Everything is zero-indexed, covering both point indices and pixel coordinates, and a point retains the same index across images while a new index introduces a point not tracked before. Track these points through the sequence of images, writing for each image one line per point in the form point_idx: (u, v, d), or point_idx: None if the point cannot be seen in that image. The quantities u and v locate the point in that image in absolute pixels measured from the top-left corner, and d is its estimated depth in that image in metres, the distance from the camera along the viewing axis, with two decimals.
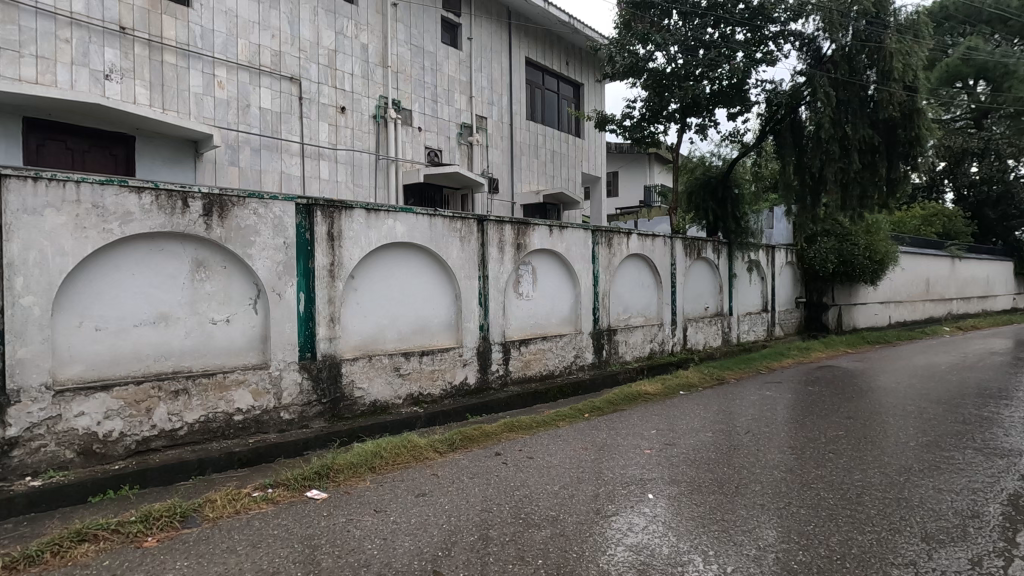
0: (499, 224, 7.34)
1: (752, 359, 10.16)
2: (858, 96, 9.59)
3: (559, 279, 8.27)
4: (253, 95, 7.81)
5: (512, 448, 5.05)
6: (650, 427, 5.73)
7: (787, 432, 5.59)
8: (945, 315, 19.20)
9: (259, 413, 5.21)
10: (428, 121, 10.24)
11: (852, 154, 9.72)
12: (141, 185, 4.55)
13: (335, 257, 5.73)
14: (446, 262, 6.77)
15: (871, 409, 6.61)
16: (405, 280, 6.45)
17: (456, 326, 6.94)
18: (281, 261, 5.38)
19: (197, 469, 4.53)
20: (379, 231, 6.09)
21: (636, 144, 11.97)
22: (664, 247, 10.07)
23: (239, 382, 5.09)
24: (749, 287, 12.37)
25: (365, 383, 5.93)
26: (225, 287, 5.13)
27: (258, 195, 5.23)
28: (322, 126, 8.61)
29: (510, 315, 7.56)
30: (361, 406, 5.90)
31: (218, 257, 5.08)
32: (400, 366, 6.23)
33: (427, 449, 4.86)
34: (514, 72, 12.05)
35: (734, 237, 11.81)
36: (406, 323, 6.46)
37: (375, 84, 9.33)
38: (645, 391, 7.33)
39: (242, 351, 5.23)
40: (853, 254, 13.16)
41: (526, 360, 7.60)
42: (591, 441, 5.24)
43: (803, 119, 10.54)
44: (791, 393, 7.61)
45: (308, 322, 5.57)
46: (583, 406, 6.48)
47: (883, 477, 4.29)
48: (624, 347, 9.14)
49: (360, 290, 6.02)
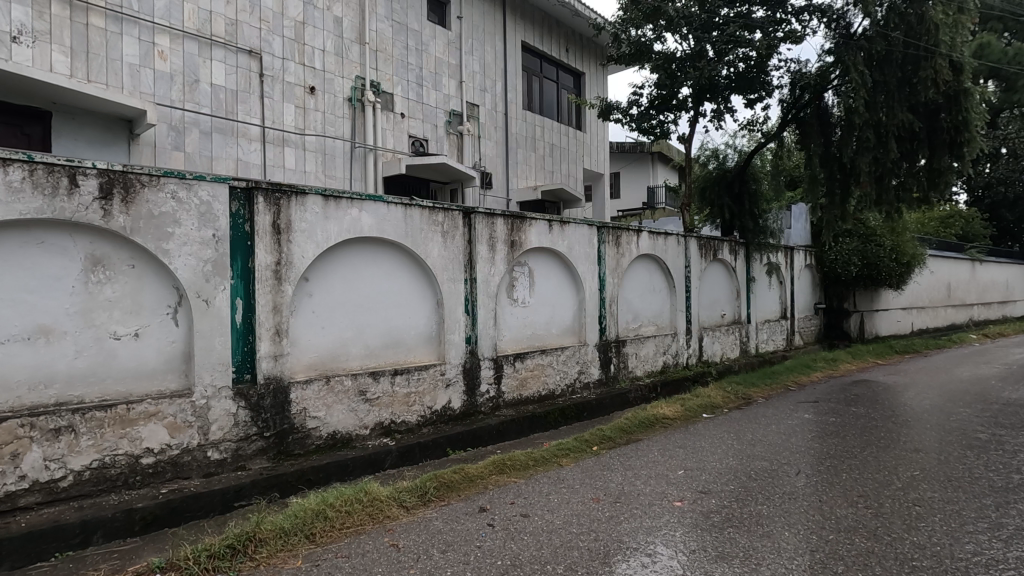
0: (489, 218, 6.21)
1: (777, 372, 9.06)
2: (895, 75, 8.46)
3: (558, 282, 7.15)
4: (203, 69, 6.71)
5: (502, 499, 3.91)
6: (675, 465, 4.59)
7: (848, 472, 4.44)
8: (968, 322, 18.09)
9: (177, 455, 4.06)
10: (413, 106, 9.13)
11: (888, 142, 8.62)
12: (6, 155, 3.41)
13: (282, 255, 4.61)
14: (425, 262, 5.63)
15: (938, 439, 5.43)
16: (374, 283, 5.32)
17: (437, 337, 5.80)
18: (209, 259, 4.25)
19: (78, 537, 3.41)
20: (340, 223, 4.97)
21: (645, 134, 10.85)
22: (677, 247, 8.97)
23: (149, 415, 3.94)
24: (768, 291, 11.28)
25: (321, 410, 4.80)
26: (133, 293, 3.98)
27: (177, 173, 4.09)
28: (288, 108, 7.51)
29: (503, 324, 6.44)
30: (317, 440, 4.77)
31: (124, 254, 3.94)
32: (367, 389, 5.10)
33: (389, 504, 3.72)
34: (510, 56, 10.98)
35: (751, 236, 10.72)
36: (375, 336, 5.33)
37: (350, 63, 8.23)
38: (662, 415, 6.20)
39: (156, 374, 4.07)
40: (878, 256, 12.08)
41: (522, 378, 6.47)
42: (606, 488, 4.10)
43: (831, 104, 9.48)
44: (833, 416, 6.43)
45: (246, 336, 4.46)
46: (591, 436, 5.34)
47: (1006, 548, 3.15)
48: (635, 360, 8.02)
49: (317, 296, 4.90)
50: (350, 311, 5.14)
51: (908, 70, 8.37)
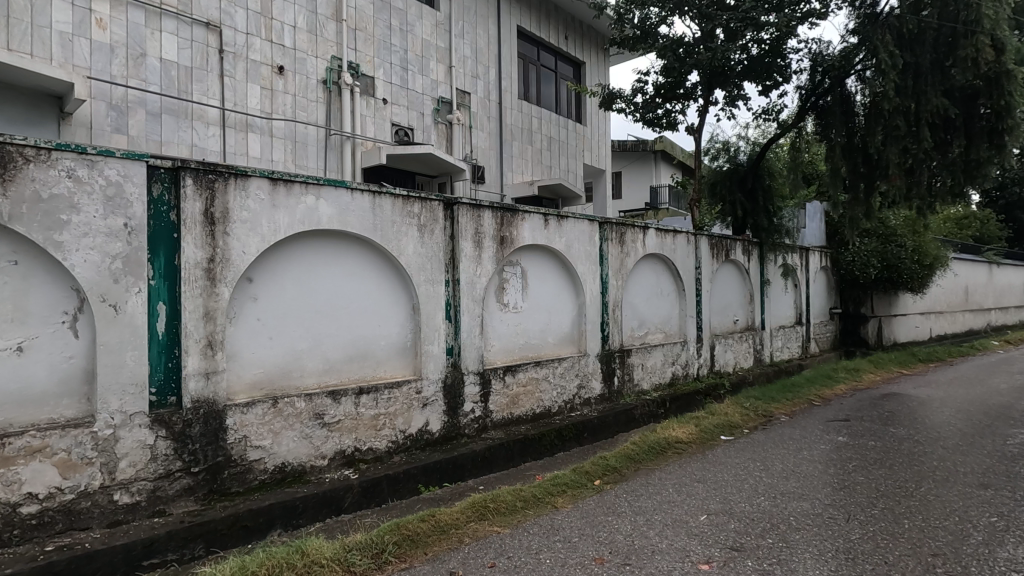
0: (476, 211, 5.37)
1: (797, 385, 8.21)
2: (928, 56, 7.63)
3: (555, 285, 6.33)
4: (151, 42, 5.92)
5: (478, 561, 3.09)
6: (696, 509, 3.75)
7: (913, 521, 3.56)
8: (985, 327, 17.23)
9: (72, 500, 3.23)
10: (397, 92, 8.32)
11: (922, 129, 7.75)
12: None
13: (217, 250, 3.80)
14: (399, 260, 4.80)
15: (1007, 472, 4.53)
16: (336, 284, 4.49)
17: (413, 349, 4.98)
18: (120, 254, 3.42)
19: None
20: (291, 213, 4.14)
21: (650, 125, 10.04)
22: (687, 247, 8.15)
23: (32, 452, 3.10)
24: (782, 295, 10.46)
25: (267, 439, 3.98)
26: (14, 297, 3.14)
27: (76, 147, 3.27)
28: (252, 89, 6.71)
29: (491, 332, 5.61)
30: (260, 475, 3.95)
31: (3, 247, 3.11)
32: (324, 412, 4.27)
33: (332, 570, 2.90)
34: (505, 42, 10.19)
35: (765, 235, 9.87)
36: (336, 348, 4.50)
37: (325, 42, 7.42)
38: (675, 438, 5.36)
39: (47, 400, 3.24)
40: (899, 257, 11.26)
41: (513, 395, 5.65)
42: (611, 542, 3.27)
43: (853, 91, 8.70)
44: (871, 438, 5.56)
45: (169, 349, 3.63)
46: (591, 467, 4.50)
47: None
48: (640, 372, 7.19)
49: (264, 301, 4.10)
50: (306, 319, 4.32)
51: (942, 51, 7.56)
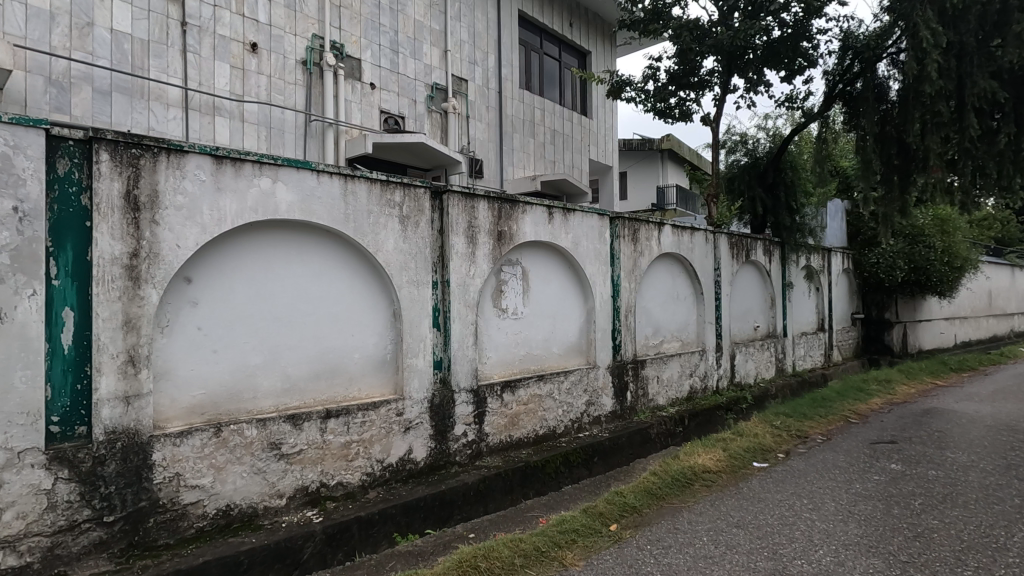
0: (469, 202, 4.61)
1: (827, 399, 7.42)
2: (973, 33, 6.87)
3: (560, 287, 5.57)
4: (101, 11, 5.23)
5: None
6: (741, 570, 2.96)
7: None
8: (1009, 333, 16.34)
9: None
10: (386, 77, 7.59)
11: (967, 114, 6.96)
12: None
13: (143, 244, 3.04)
14: (377, 257, 4.05)
15: None
16: (298, 285, 3.73)
17: (394, 362, 4.23)
18: (6, 246, 2.67)
19: None
20: (241, 199, 3.39)
21: (661, 116, 9.30)
22: (705, 246, 7.38)
23: None
24: (804, 299, 9.68)
25: (207, 476, 3.22)
26: None
27: None
28: (221, 67, 5.98)
29: (487, 342, 4.85)
30: (198, 521, 3.19)
31: None
32: (281, 441, 3.51)
33: None
34: (505, 26, 9.47)
35: (787, 234, 9.11)
36: (300, 363, 3.75)
37: (304, 19, 6.69)
38: (702, 468, 4.57)
39: None
40: (927, 259, 10.46)
41: (513, 414, 4.88)
42: None
43: (886, 76, 8.01)
44: (929, 467, 4.75)
45: (77, 367, 2.88)
46: (606, 508, 3.74)
47: None
48: (656, 385, 6.42)
49: (207, 306, 3.34)
50: (260, 328, 3.57)
51: (989, 28, 6.83)
